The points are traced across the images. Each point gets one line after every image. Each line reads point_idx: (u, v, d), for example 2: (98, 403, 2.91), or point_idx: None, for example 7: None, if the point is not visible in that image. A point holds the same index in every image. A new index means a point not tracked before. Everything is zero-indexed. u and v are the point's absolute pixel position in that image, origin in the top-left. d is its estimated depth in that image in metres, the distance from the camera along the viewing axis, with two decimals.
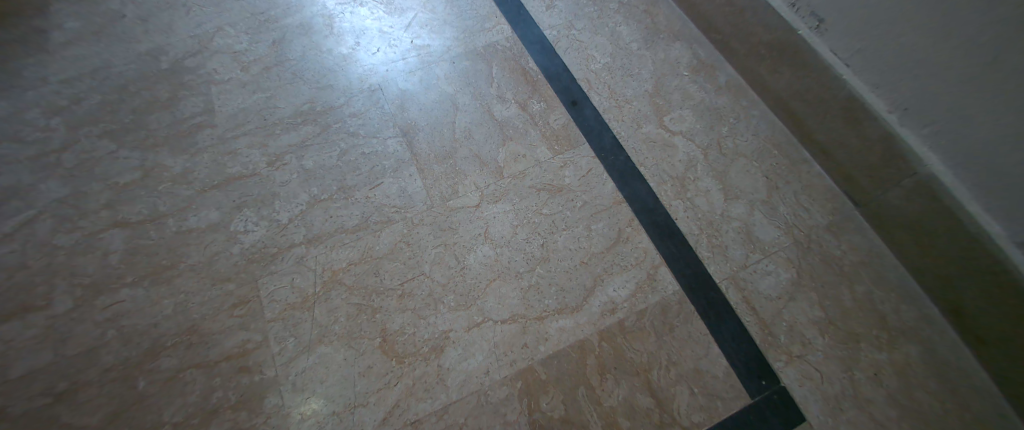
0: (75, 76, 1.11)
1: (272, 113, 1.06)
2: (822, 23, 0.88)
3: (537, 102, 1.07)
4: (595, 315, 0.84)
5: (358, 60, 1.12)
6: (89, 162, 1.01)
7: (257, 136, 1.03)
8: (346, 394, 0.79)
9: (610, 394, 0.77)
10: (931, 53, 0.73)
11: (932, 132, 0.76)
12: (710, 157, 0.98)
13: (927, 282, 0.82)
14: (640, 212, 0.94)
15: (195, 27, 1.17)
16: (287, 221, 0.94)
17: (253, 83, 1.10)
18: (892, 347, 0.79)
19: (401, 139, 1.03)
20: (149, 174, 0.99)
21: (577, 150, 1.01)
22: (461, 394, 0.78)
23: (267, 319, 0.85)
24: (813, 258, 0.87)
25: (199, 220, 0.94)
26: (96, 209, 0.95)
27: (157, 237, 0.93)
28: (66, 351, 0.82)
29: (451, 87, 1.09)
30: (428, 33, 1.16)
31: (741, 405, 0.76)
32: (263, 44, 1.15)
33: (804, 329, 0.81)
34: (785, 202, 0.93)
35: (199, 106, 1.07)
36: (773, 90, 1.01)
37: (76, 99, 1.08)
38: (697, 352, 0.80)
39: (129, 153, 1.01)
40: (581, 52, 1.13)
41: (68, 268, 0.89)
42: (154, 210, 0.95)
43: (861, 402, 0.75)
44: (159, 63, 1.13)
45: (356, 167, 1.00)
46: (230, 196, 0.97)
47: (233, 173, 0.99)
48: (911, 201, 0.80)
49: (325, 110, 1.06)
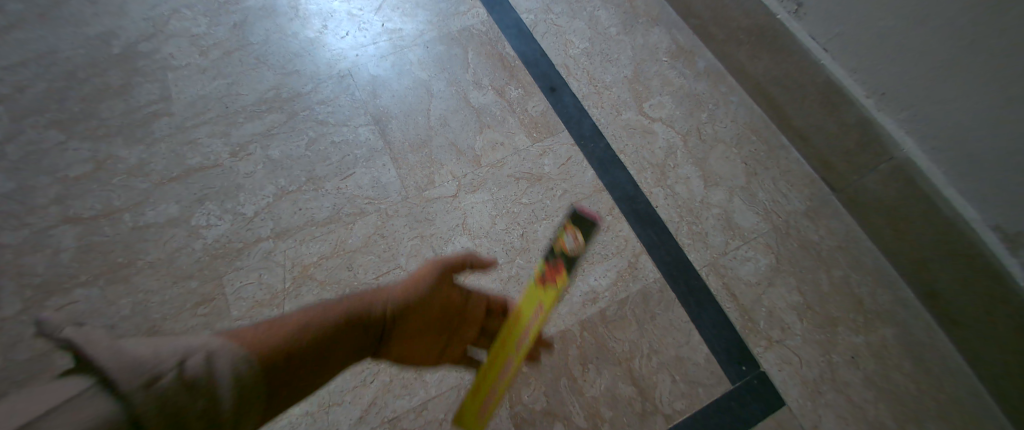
0: (19, 62, 1.02)
1: (234, 100, 1.00)
2: (801, 7, 0.87)
3: (514, 88, 1.04)
4: (577, 305, 0.83)
5: (326, 45, 1.07)
6: (36, 153, 0.93)
7: (219, 125, 0.97)
8: (320, 393, 0.76)
9: (592, 384, 0.77)
10: (908, 38, 0.72)
11: (909, 117, 0.76)
12: (689, 143, 0.97)
13: (901, 265, 0.83)
14: (621, 200, 0.92)
15: (150, 10, 1.09)
16: (253, 215, 0.90)
17: (214, 68, 1.03)
18: (868, 329, 0.80)
19: (373, 127, 0.99)
20: (103, 166, 0.93)
21: (556, 137, 0.98)
22: (440, 389, 0.76)
23: (233, 318, 0.81)
24: (792, 243, 0.87)
25: (157, 215, 0.89)
26: (45, 204, 0.89)
27: (112, 234, 0.87)
28: (14, 356, 0.77)
29: (425, 73, 1.04)
30: (400, 17, 1.11)
31: (722, 391, 0.77)
32: (223, 28, 1.08)
33: (783, 314, 0.82)
34: (764, 188, 0.92)
35: (155, 93, 1.00)
36: (750, 76, 1.00)
37: (20, 86, 1.00)
38: (679, 340, 0.80)
39: (80, 143, 0.95)
40: (559, 37, 1.10)
41: (15, 268, 0.83)
42: (108, 204, 0.89)
43: (838, 385, 0.76)
44: (111, 47, 1.05)
45: (326, 157, 0.95)
46: (190, 189, 0.91)
47: (194, 164, 0.94)
48: (887, 185, 0.81)
49: (292, 97, 1.01)
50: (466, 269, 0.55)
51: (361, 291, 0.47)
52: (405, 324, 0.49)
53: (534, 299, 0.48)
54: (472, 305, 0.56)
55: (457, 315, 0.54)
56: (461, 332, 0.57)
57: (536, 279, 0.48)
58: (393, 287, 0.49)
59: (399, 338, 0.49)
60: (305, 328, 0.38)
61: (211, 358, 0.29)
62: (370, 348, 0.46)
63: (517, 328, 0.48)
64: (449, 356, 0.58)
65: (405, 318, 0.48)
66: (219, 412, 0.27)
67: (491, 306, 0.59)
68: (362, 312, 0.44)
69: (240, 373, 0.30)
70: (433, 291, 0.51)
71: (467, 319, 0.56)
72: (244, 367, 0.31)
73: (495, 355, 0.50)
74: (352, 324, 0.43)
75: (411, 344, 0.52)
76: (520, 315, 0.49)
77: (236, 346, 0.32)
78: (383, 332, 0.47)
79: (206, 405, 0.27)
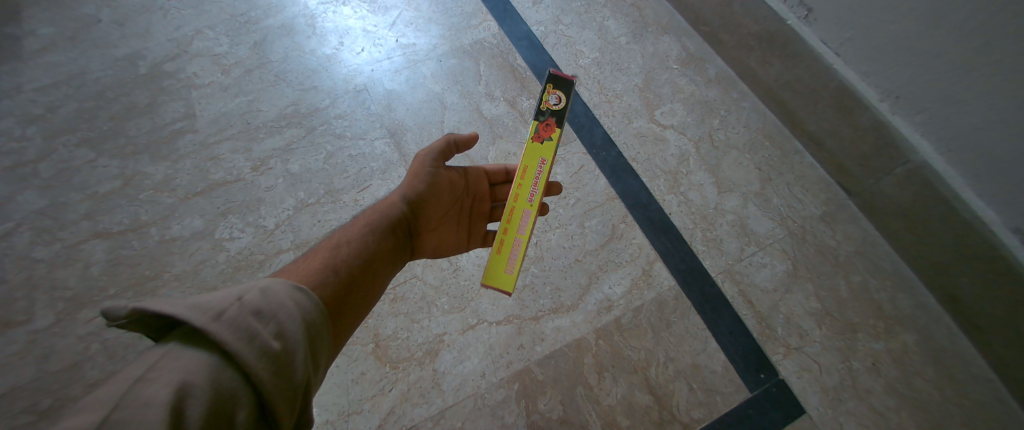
0: (51, 84, 1.07)
1: (255, 117, 1.03)
2: (811, 13, 0.85)
3: (527, 99, 1.05)
4: (591, 313, 0.83)
5: (342, 61, 1.10)
6: (67, 171, 0.97)
7: (241, 140, 1.01)
8: (339, 402, 0.77)
9: (609, 393, 0.77)
10: (919, 41, 0.71)
11: (923, 120, 0.75)
12: (702, 150, 0.97)
13: (921, 269, 0.82)
14: (634, 207, 0.93)
15: (174, 31, 1.14)
16: (274, 227, 0.92)
17: (236, 86, 1.07)
18: (889, 336, 0.79)
19: (389, 139, 1.01)
20: (130, 183, 0.96)
21: (568, 146, 1.00)
22: (458, 397, 0.77)
23: None
24: (808, 249, 0.87)
25: (183, 228, 0.92)
26: (76, 220, 0.92)
27: (140, 247, 0.90)
28: (48, 367, 0.80)
29: (438, 86, 1.07)
30: (414, 32, 1.13)
31: (740, 399, 0.76)
32: (243, 47, 1.12)
33: (801, 321, 0.81)
34: (778, 194, 0.92)
35: (179, 111, 1.04)
36: (763, 82, 0.99)
37: (52, 107, 1.04)
38: (695, 348, 0.80)
39: (108, 161, 0.98)
40: (569, 48, 1.11)
41: (48, 282, 0.87)
42: (135, 219, 0.93)
43: (859, 392, 0.75)
44: (137, 67, 1.09)
45: (343, 170, 0.98)
46: (214, 203, 0.94)
47: (217, 179, 0.97)
48: (903, 189, 0.80)
49: (310, 112, 1.04)
50: (454, 149, 0.76)
51: (378, 205, 0.71)
52: (425, 217, 0.73)
53: (536, 154, 0.77)
54: (472, 178, 0.79)
55: (462, 191, 0.78)
56: (474, 205, 0.80)
57: (534, 138, 0.77)
58: (397, 193, 0.72)
59: (427, 229, 0.74)
60: (339, 251, 0.61)
61: (255, 293, 0.42)
62: (407, 244, 0.71)
63: (527, 181, 0.76)
64: (476, 234, 0.81)
65: (420, 209, 0.73)
66: (280, 327, 0.41)
67: (494, 176, 0.81)
68: (377, 237, 0.66)
69: (286, 303, 0.44)
70: (431, 174, 0.73)
71: (470, 194, 0.79)
72: (281, 295, 0.44)
73: (515, 208, 0.75)
74: (383, 239, 0.67)
75: (444, 233, 0.77)
76: (527, 170, 0.76)
77: (275, 283, 0.45)
78: (411, 227, 0.72)
79: (269, 324, 0.40)
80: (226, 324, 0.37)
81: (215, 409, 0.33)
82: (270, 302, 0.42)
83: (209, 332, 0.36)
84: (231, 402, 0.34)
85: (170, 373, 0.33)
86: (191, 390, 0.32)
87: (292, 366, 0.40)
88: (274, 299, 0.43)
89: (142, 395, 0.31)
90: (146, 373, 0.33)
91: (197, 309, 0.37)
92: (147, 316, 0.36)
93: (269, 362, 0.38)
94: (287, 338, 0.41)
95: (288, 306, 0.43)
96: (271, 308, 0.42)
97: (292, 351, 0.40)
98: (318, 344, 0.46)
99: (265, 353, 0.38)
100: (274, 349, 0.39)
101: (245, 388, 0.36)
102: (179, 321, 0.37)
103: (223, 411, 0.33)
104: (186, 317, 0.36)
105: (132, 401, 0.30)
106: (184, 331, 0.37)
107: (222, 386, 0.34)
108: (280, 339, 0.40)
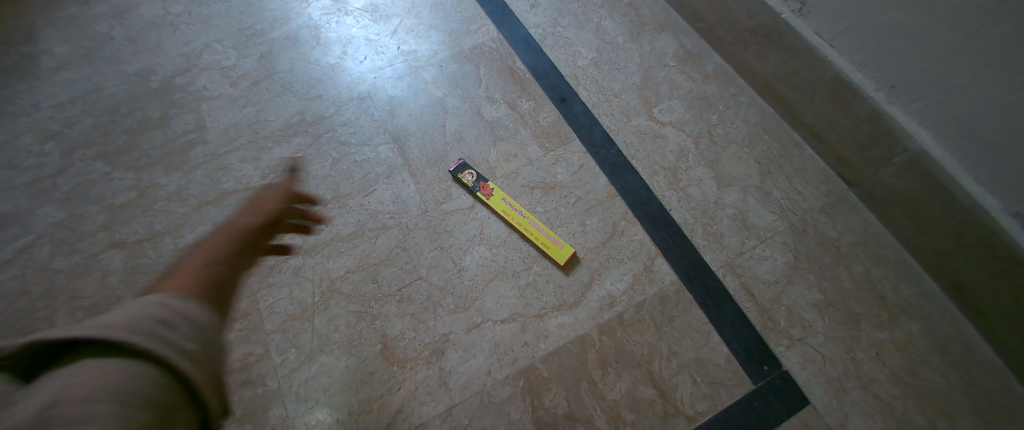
0: (67, 100, 1.11)
1: (262, 126, 1.06)
2: (805, 6, 0.87)
3: (526, 101, 1.07)
4: (594, 310, 0.84)
5: (346, 69, 1.12)
6: (85, 184, 1.01)
7: (250, 150, 1.04)
8: (349, 401, 0.79)
9: (613, 388, 0.78)
10: (914, 30, 0.72)
11: (920, 108, 0.75)
12: (701, 146, 0.98)
13: (924, 258, 0.82)
14: (634, 205, 0.94)
15: (183, 46, 1.17)
16: (283, 233, 0.95)
17: (243, 97, 1.10)
18: (893, 325, 0.79)
19: (392, 145, 1.03)
20: (145, 194, 1.00)
21: (568, 146, 1.01)
22: (464, 395, 0.79)
23: (268, 331, 0.86)
24: (810, 241, 0.87)
25: (196, 237, 0.95)
26: (94, 231, 0.96)
27: (155, 256, 0.93)
28: None
29: (439, 91, 1.09)
30: (414, 39, 1.16)
31: (744, 391, 0.77)
32: (250, 59, 1.15)
33: (804, 312, 0.81)
34: (778, 187, 0.92)
35: (190, 123, 1.08)
36: (760, 76, 1.00)
37: (68, 123, 1.08)
38: (698, 341, 0.81)
39: (124, 173, 1.02)
40: (567, 49, 1.12)
41: (69, 292, 0.90)
42: (150, 229, 0.96)
43: (864, 381, 0.75)
44: (149, 82, 1.13)
45: (349, 176, 1.00)
46: (225, 211, 0.97)
47: (227, 188, 1.00)
48: (902, 178, 0.80)
49: (315, 120, 1.07)
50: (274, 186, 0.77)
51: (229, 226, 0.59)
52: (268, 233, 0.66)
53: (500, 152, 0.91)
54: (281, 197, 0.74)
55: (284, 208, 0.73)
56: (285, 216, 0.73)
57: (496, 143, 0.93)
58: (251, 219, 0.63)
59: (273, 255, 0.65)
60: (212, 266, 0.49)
61: (154, 306, 0.37)
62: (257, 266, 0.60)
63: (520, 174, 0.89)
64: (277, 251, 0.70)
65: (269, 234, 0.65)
66: (191, 332, 0.37)
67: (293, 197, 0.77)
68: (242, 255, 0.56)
69: (187, 312, 0.39)
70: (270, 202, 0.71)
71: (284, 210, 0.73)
72: (181, 304, 0.39)
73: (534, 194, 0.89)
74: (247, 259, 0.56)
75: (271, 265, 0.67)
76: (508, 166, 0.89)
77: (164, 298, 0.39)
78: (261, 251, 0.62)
79: (181, 330, 0.36)
80: (139, 332, 0.33)
81: (161, 406, 0.31)
82: (175, 312, 0.38)
83: (123, 342, 0.32)
84: (171, 400, 0.32)
85: (99, 376, 0.29)
86: (131, 390, 0.30)
87: (217, 361, 0.38)
88: (182, 309, 0.38)
89: (77, 395, 0.28)
90: (69, 379, 0.29)
91: (98, 326, 0.32)
92: (34, 346, 0.30)
93: (196, 360, 0.35)
94: (201, 339, 0.37)
95: (189, 312, 0.39)
96: (180, 318, 0.38)
97: (211, 349, 0.38)
98: (226, 349, 0.42)
99: (188, 353, 0.35)
100: (195, 349, 0.36)
101: (178, 387, 0.33)
102: (78, 342, 0.31)
103: (167, 406, 0.31)
104: (87, 333, 0.31)
105: (67, 402, 0.27)
106: (80, 350, 0.31)
107: (157, 387, 0.32)
108: (195, 343, 0.36)
